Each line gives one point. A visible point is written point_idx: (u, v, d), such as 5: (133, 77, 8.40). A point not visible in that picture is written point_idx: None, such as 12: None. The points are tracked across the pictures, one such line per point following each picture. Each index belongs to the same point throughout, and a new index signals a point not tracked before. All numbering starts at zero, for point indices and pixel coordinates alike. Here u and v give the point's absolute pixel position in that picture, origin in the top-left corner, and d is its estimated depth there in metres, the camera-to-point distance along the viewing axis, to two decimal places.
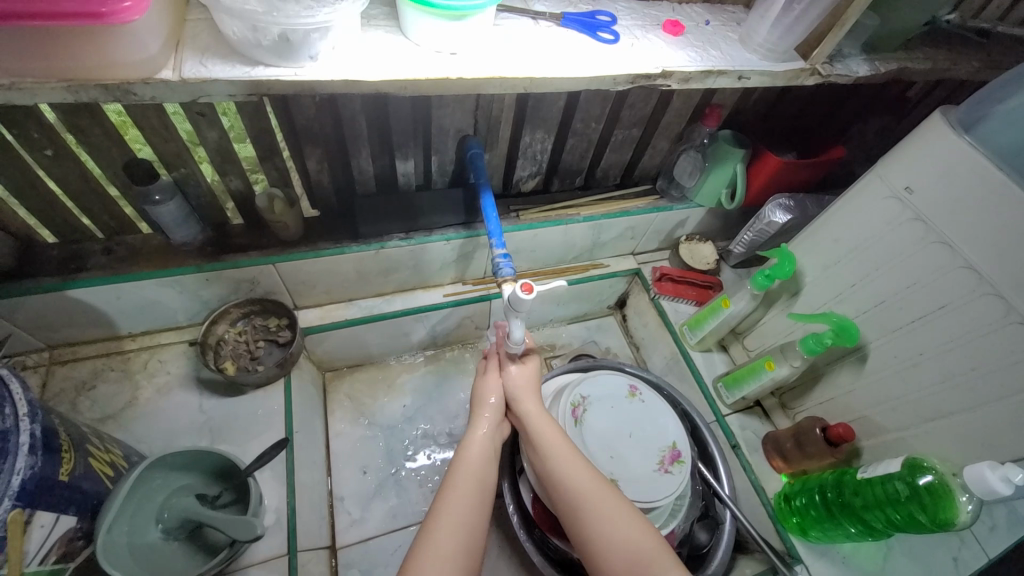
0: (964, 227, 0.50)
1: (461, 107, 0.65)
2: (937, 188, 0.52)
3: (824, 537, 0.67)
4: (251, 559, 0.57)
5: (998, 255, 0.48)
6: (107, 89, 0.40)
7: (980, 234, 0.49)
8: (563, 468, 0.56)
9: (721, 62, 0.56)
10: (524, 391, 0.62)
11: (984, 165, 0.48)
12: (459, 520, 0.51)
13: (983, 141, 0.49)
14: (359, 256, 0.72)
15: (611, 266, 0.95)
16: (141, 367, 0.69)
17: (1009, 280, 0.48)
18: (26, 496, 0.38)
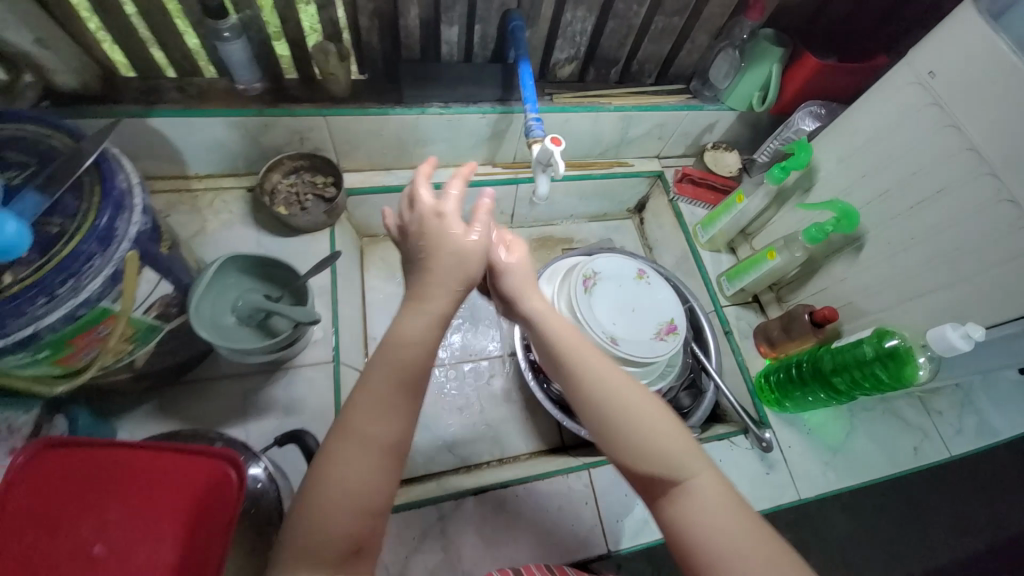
0: (976, 110, 0.53)
1: None
2: (959, 72, 0.54)
3: (797, 405, 0.76)
4: (303, 361, 0.69)
5: (1001, 136, 0.51)
6: None
7: (989, 116, 0.52)
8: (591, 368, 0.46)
9: None
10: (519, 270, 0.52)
11: (1003, 47, 0.50)
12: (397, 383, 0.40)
13: (1012, 25, 0.51)
14: (401, 120, 0.77)
15: (636, 165, 0.99)
16: (208, 205, 0.78)
17: (1005, 160, 0.51)
18: (140, 249, 0.47)
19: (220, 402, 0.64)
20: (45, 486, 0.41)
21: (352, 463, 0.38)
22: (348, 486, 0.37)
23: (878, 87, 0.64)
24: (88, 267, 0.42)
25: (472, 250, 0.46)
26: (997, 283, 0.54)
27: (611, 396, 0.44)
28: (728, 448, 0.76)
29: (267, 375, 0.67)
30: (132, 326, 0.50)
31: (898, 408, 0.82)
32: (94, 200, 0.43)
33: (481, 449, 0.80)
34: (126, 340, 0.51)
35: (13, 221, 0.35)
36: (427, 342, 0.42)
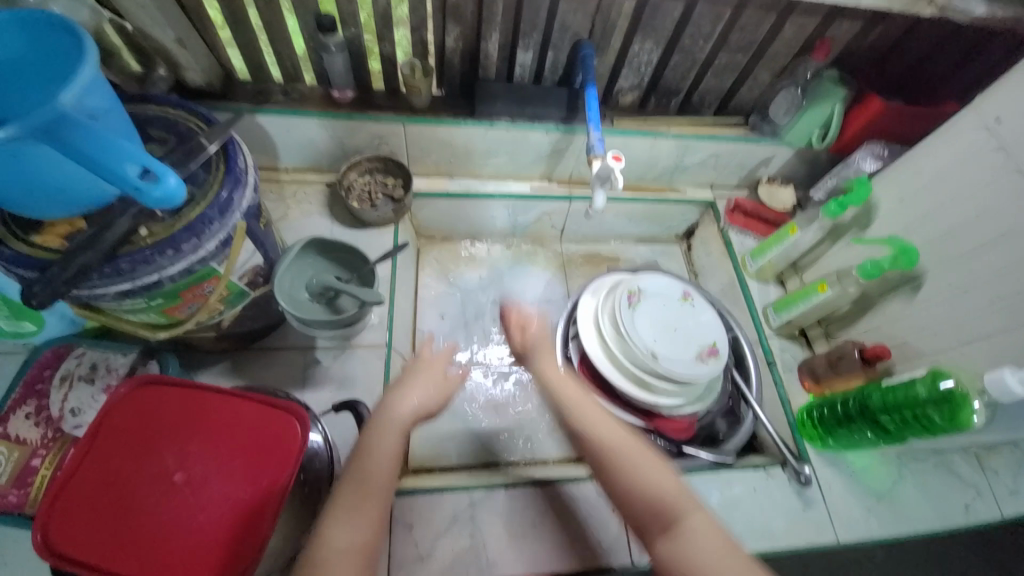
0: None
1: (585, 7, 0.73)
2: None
3: (841, 445, 0.74)
4: (359, 342, 0.74)
5: None
6: None
7: None
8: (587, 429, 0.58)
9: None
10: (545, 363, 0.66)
11: None
12: (374, 480, 0.50)
13: None
14: (471, 132, 0.84)
15: (688, 193, 1.01)
16: (292, 195, 0.87)
17: None
18: (247, 220, 0.54)
19: (283, 370, 0.71)
20: (137, 424, 0.49)
21: (335, 554, 0.45)
22: (342, 553, 0.45)
23: (942, 132, 0.64)
24: (207, 230, 0.49)
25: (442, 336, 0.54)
26: None
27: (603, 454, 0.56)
28: (764, 479, 0.73)
29: (326, 352, 0.73)
30: (227, 288, 0.56)
31: (951, 462, 0.78)
32: (219, 174, 0.51)
33: (512, 449, 0.82)
34: (219, 301, 0.58)
35: (172, 177, 0.45)
36: (401, 410, 0.55)
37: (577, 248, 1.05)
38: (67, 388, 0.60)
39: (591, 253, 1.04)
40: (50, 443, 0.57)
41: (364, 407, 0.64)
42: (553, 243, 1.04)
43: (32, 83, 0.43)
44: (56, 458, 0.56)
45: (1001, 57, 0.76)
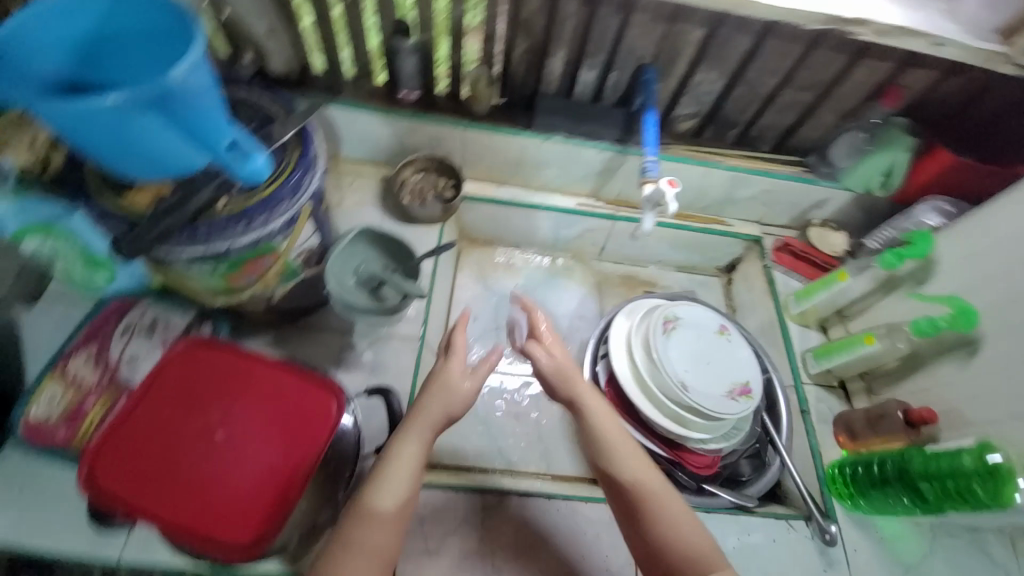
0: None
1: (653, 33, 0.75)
2: None
3: (872, 508, 0.70)
4: (395, 333, 0.76)
5: None
6: None
7: None
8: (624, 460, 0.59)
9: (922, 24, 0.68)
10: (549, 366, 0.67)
11: None
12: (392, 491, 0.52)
13: None
14: (526, 143, 0.86)
15: (735, 227, 0.99)
16: (347, 185, 0.90)
17: None
18: (312, 203, 0.57)
19: (319, 349, 0.73)
20: (186, 382, 0.52)
21: (358, 554, 0.49)
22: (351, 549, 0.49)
23: (1015, 197, 0.62)
24: (277, 208, 0.53)
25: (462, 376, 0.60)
26: None
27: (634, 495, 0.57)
28: (785, 530, 0.70)
29: (362, 338, 0.75)
30: (283, 264, 0.60)
31: (992, 544, 0.73)
32: (295, 159, 0.55)
33: (528, 460, 0.82)
34: (275, 276, 0.61)
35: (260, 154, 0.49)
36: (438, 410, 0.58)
37: (614, 267, 1.05)
38: (125, 340, 0.64)
39: (627, 275, 1.04)
40: (104, 388, 0.61)
41: (397, 396, 0.69)
42: (590, 260, 1.04)
43: (144, 54, 0.48)
44: (107, 403, 0.60)
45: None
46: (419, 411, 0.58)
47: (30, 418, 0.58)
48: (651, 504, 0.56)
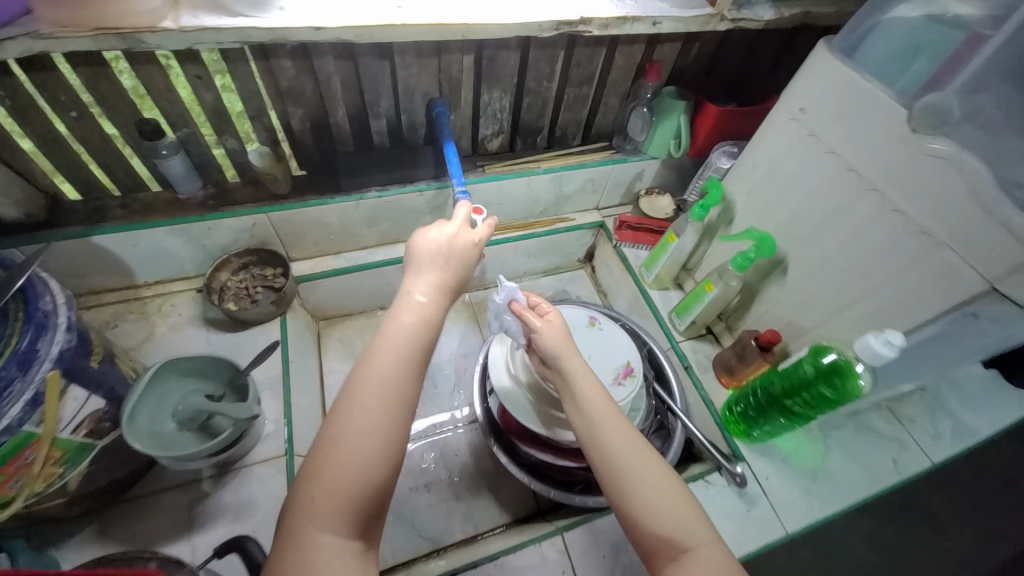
0: (847, 138, 0.59)
1: (425, 72, 0.75)
2: (823, 103, 0.61)
3: (765, 434, 0.75)
4: (254, 458, 0.68)
5: (881, 162, 0.56)
6: (122, 37, 0.46)
7: (863, 144, 0.57)
8: (595, 417, 0.52)
9: (635, 10, 0.65)
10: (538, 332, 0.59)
11: (857, 77, 0.56)
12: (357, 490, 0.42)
13: (865, 60, 0.58)
14: (341, 207, 0.81)
15: (576, 220, 1.04)
16: (156, 310, 0.79)
17: (886, 178, 0.56)
18: (64, 363, 0.47)
19: (164, 516, 0.62)
20: None
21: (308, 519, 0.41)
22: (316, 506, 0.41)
23: (764, 131, 0.71)
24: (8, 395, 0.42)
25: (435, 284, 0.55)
26: (893, 299, 0.58)
27: (624, 452, 0.50)
28: (705, 488, 0.73)
29: (217, 478, 0.66)
30: (56, 449, 0.49)
31: (868, 420, 0.82)
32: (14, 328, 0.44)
33: (454, 525, 0.76)
34: (54, 464, 0.50)
35: None
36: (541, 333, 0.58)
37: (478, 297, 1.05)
38: None
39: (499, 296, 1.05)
40: None
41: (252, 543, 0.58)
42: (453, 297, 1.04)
43: None
44: None
45: (809, 41, 0.87)
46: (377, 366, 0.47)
47: None
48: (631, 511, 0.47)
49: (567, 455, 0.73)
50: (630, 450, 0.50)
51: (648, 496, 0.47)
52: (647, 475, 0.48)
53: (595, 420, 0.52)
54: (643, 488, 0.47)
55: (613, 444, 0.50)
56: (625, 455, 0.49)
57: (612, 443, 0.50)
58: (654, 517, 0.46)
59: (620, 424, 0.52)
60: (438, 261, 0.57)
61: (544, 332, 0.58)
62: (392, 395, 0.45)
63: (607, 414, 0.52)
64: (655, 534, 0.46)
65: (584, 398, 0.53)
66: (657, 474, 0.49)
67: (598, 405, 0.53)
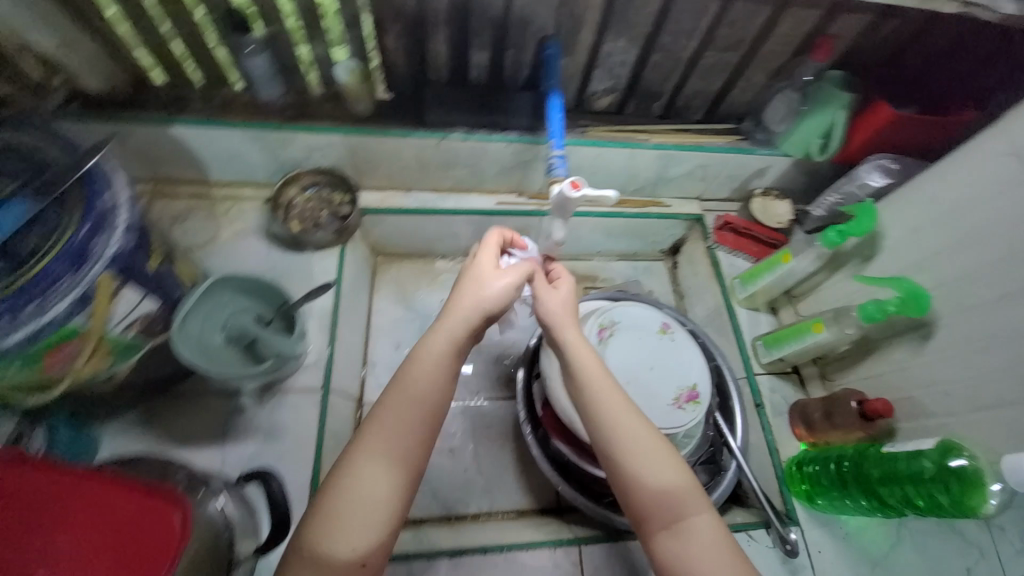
0: None
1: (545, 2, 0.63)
2: None
3: (832, 505, 0.66)
4: (290, 387, 0.67)
5: None
6: None
7: None
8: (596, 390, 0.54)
9: None
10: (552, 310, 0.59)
11: None
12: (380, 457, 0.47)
13: None
14: (421, 143, 0.74)
15: (673, 208, 0.89)
16: (223, 213, 0.78)
17: None
18: (121, 265, 0.45)
19: (199, 421, 0.63)
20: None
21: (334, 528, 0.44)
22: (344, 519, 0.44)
23: (959, 156, 0.57)
24: (55, 287, 0.40)
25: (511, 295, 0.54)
26: None
27: (621, 423, 0.53)
28: (745, 542, 0.66)
29: (253, 398, 0.65)
30: (106, 343, 0.48)
31: None
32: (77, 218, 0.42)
33: (469, 499, 0.74)
34: (105, 355, 0.50)
35: None
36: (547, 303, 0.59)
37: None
38: None
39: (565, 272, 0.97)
40: None
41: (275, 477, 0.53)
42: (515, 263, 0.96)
43: None
44: None
45: None
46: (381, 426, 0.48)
47: None
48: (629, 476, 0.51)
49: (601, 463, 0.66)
50: (630, 420, 0.53)
51: (644, 461, 0.51)
52: (647, 443, 0.52)
53: (597, 391, 0.54)
54: (636, 460, 0.51)
55: (611, 413, 0.53)
56: (622, 422, 0.53)
57: (612, 415, 0.53)
58: (652, 477, 0.51)
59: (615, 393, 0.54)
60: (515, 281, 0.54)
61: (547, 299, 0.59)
62: (432, 394, 0.49)
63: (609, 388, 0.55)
64: (652, 495, 0.50)
65: (584, 369, 0.56)
66: (652, 444, 0.52)
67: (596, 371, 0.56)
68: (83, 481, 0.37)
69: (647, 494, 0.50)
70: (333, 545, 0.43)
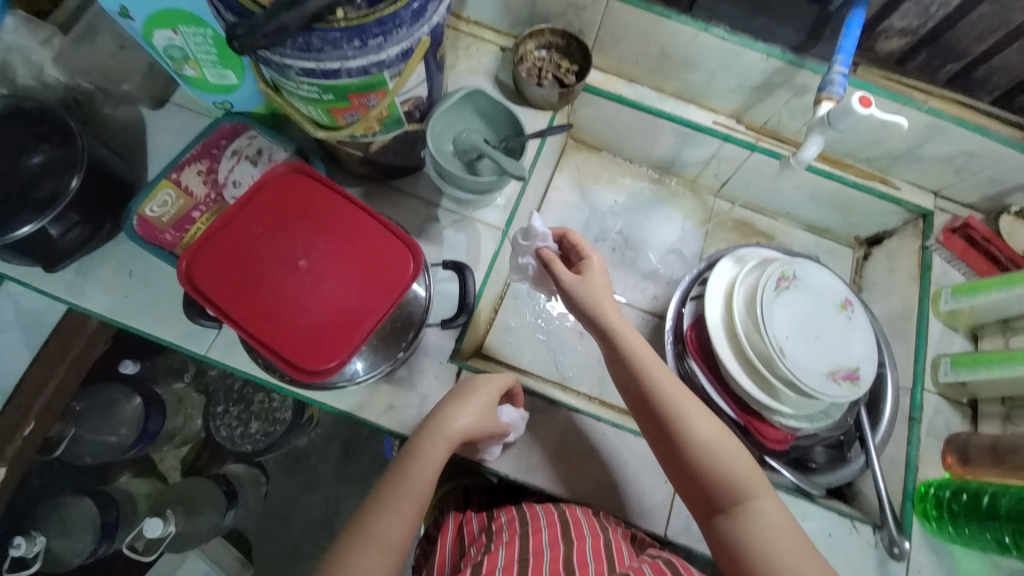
0: None
1: None
2: None
3: (963, 535, 0.62)
4: (479, 218, 0.73)
5: None
6: None
7: None
8: (652, 377, 0.58)
9: None
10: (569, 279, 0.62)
11: None
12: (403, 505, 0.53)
13: None
14: (678, 30, 0.72)
15: (900, 191, 0.80)
16: (462, 47, 0.82)
17: None
18: (432, 35, 0.51)
19: (402, 215, 0.72)
20: (225, 264, 0.53)
21: (383, 525, 0.51)
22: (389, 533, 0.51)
23: None
24: (393, 32, 0.48)
25: (587, 286, 0.61)
26: None
27: (677, 411, 0.56)
28: (847, 530, 0.64)
29: (449, 213, 0.73)
30: (387, 111, 0.56)
31: None
32: None
33: (585, 379, 0.79)
34: (377, 121, 0.58)
35: None
36: (583, 291, 0.61)
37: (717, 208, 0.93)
38: (228, 162, 0.66)
39: (743, 220, 0.92)
40: (210, 204, 0.64)
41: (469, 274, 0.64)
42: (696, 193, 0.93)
43: None
44: (210, 217, 0.64)
45: None
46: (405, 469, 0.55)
47: (146, 214, 0.63)
48: (693, 463, 0.55)
49: (729, 398, 0.71)
50: (691, 404, 0.57)
51: (710, 444, 0.55)
52: (708, 426, 0.56)
53: (653, 383, 0.57)
54: (700, 444, 0.55)
55: (669, 404, 0.57)
56: (685, 404, 0.57)
57: (671, 398, 0.57)
58: (714, 458, 0.54)
59: (666, 376, 0.58)
60: (583, 284, 0.61)
61: (574, 281, 0.62)
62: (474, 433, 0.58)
63: (664, 372, 0.58)
64: (716, 474, 0.54)
65: (635, 361, 0.58)
66: (711, 427, 0.56)
67: (648, 362, 0.58)
68: (357, 211, 0.56)
69: (715, 470, 0.54)
70: (390, 534, 0.51)
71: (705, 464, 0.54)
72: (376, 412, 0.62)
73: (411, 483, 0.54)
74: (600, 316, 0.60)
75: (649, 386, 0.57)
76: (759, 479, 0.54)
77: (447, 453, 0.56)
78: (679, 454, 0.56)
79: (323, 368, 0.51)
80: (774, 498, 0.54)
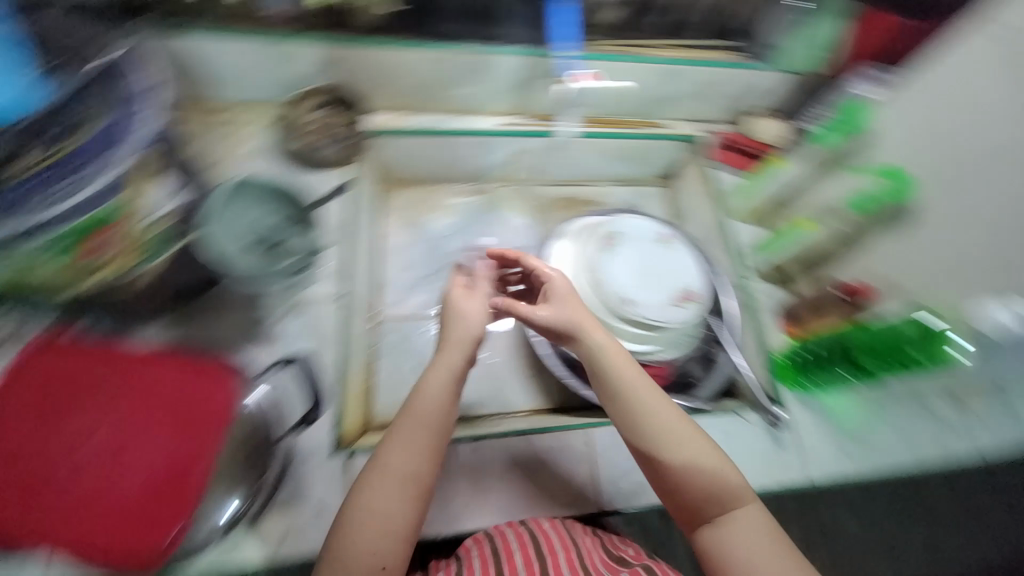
0: None
1: None
2: None
3: (819, 381, 0.74)
4: (315, 294, 0.71)
5: None
6: None
7: None
8: (626, 389, 0.62)
9: None
10: (534, 313, 0.65)
11: None
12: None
13: None
14: (430, 55, 0.76)
15: (672, 128, 0.91)
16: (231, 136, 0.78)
17: None
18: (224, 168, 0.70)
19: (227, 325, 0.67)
20: (25, 451, 0.51)
21: None
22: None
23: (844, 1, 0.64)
24: (81, 170, 0.59)
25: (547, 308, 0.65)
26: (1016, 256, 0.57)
27: (660, 422, 0.60)
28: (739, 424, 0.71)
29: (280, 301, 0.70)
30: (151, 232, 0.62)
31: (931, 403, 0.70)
32: None
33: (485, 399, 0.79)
34: (138, 249, 0.61)
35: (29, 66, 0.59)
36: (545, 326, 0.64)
37: (543, 194, 0.98)
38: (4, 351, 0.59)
39: (569, 197, 0.98)
40: None
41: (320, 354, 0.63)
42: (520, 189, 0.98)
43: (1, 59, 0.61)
44: None
45: None
46: (358, 495, 0.53)
47: None
48: (673, 467, 0.59)
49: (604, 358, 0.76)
50: (660, 416, 0.61)
51: (685, 451, 0.59)
52: (686, 437, 0.60)
53: (629, 394, 0.62)
54: (679, 453, 0.59)
55: (640, 416, 0.61)
56: (658, 420, 0.60)
57: (643, 412, 0.61)
58: (685, 464, 0.59)
59: (654, 393, 0.62)
60: (564, 296, 0.66)
61: (556, 309, 0.65)
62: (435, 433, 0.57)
63: (637, 388, 0.62)
64: (695, 483, 0.58)
65: (612, 375, 0.62)
66: (690, 435, 0.60)
67: (622, 376, 0.62)
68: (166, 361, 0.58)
69: (689, 478, 0.59)
70: (366, 542, 0.51)
71: (678, 473, 0.59)
72: (273, 544, 0.54)
73: (347, 558, 0.50)
74: (587, 339, 0.64)
75: (625, 402, 0.61)
76: (735, 483, 0.59)
77: (393, 505, 0.53)
78: (660, 466, 0.59)
79: (155, 542, 0.48)
80: (753, 503, 0.59)
